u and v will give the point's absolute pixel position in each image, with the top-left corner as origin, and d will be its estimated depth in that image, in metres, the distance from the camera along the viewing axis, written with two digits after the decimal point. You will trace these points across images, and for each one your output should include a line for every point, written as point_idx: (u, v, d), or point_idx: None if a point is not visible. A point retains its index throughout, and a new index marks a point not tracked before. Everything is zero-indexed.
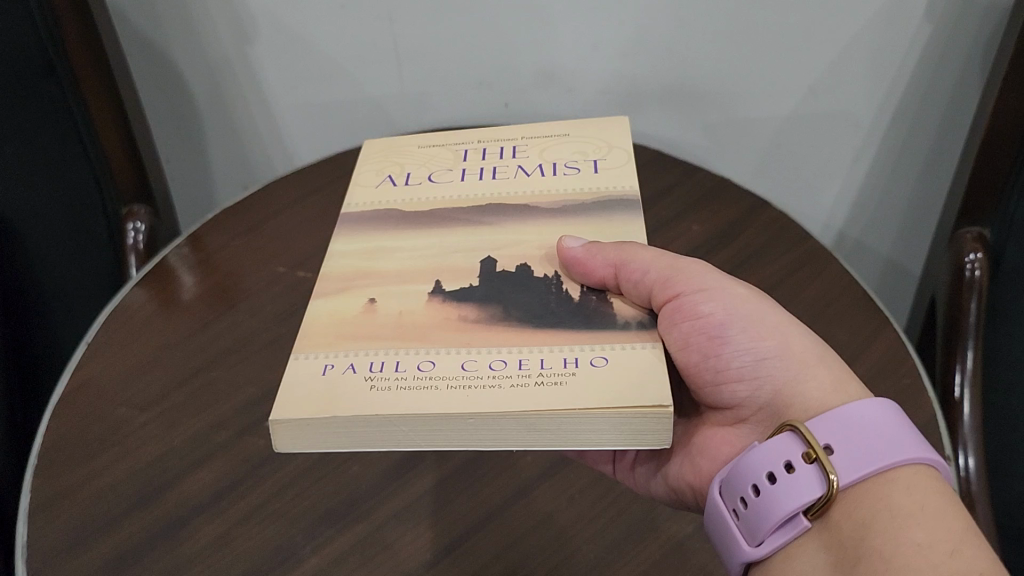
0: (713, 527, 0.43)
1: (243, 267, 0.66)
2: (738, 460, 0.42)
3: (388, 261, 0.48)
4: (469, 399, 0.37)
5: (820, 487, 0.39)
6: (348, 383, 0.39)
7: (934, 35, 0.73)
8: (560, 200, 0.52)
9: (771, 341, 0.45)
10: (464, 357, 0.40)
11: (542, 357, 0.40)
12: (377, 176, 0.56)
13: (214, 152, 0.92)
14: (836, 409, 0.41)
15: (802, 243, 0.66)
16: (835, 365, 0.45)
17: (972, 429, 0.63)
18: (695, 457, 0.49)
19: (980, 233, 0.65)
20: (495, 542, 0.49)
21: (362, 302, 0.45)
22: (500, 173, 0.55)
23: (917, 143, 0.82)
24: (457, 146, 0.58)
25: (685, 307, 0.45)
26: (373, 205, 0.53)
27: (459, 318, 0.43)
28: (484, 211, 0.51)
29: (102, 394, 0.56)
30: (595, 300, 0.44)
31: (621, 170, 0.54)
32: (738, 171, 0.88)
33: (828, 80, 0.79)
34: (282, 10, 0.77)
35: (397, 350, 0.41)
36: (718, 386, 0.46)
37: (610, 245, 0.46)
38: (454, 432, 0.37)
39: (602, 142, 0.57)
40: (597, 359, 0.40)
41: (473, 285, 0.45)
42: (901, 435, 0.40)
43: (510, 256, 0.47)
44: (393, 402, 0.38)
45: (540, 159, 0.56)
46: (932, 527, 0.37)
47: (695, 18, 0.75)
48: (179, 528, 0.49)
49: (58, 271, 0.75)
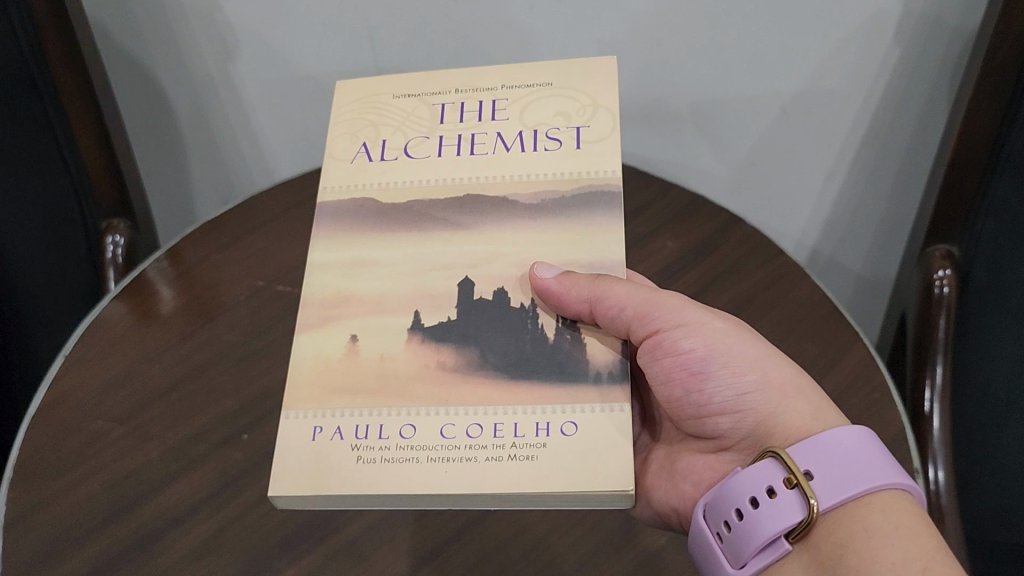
0: (698, 549, 0.45)
1: (222, 281, 0.66)
2: (723, 484, 0.44)
3: (368, 280, 0.48)
4: (450, 477, 0.40)
5: (801, 511, 0.41)
6: (337, 454, 0.42)
7: (903, 57, 0.75)
8: (541, 191, 0.49)
9: (751, 375, 0.47)
10: (443, 421, 0.42)
11: (517, 421, 0.42)
12: (352, 143, 0.52)
13: (194, 167, 0.92)
14: (815, 435, 0.43)
15: (775, 259, 0.67)
16: (813, 396, 0.47)
17: (942, 442, 0.64)
18: (678, 480, 0.50)
19: (949, 250, 0.66)
20: (473, 552, 0.49)
21: (344, 340, 0.46)
22: (478, 144, 0.51)
23: (887, 163, 0.84)
24: (433, 99, 0.54)
25: (665, 343, 0.47)
26: (349, 191, 0.50)
27: (438, 365, 0.44)
28: (461, 207, 0.49)
29: (79, 406, 0.56)
30: (569, 341, 0.45)
31: (605, 144, 0.50)
32: (714, 188, 0.89)
33: (801, 100, 0.80)
34: (262, 27, 0.77)
35: (379, 411, 0.43)
36: (702, 418, 0.49)
37: (585, 276, 0.45)
38: (435, 497, 0.40)
39: (586, 97, 0.52)
40: (567, 425, 0.42)
41: (450, 319, 0.46)
42: (879, 460, 0.42)
43: (488, 277, 0.47)
44: (379, 477, 0.41)
45: (520, 122, 0.52)
46: (906, 546, 0.40)
47: (671, 37, 0.76)
48: (155, 541, 0.49)
49: (36, 286, 0.75)
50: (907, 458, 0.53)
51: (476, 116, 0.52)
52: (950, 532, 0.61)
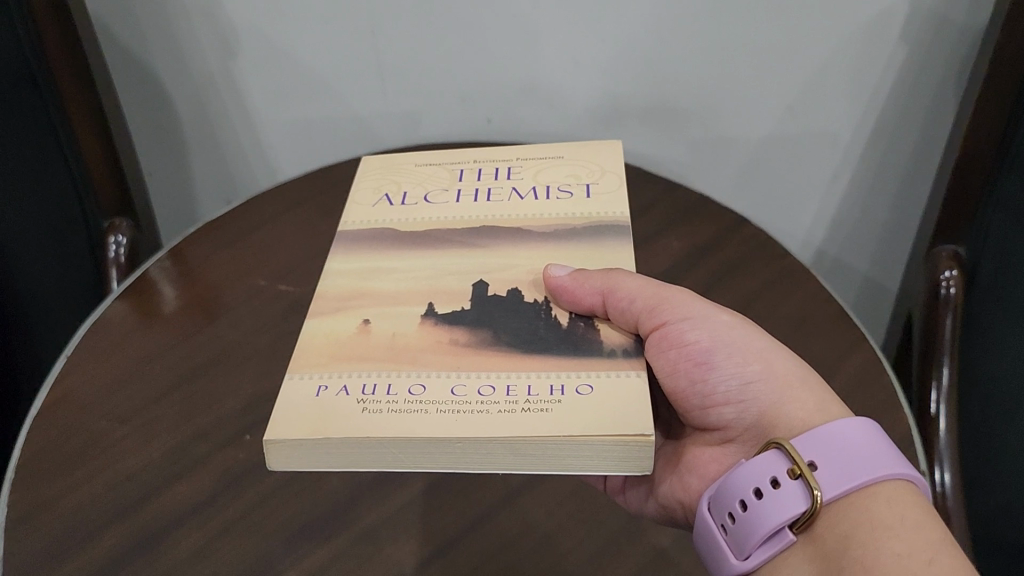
0: (702, 542, 0.45)
1: (225, 280, 0.66)
2: (726, 477, 0.44)
3: (384, 281, 0.49)
4: (458, 421, 0.39)
5: (804, 502, 0.40)
6: (341, 406, 0.40)
7: (909, 55, 0.75)
8: (554, 224, 0.53)
9: (755, 365, 0.47)
10: (454, 382, 0.41)
11: (530, 383, 0.41)
12: (375, 194, 0.58)
13: (198, 167, 0.91)
14: (821, 425, 0.43)
15: (780, 259, 0.67)
16: (817, 387, 0.47)
17: (948, 445, 0.64)
18: (683, 474, 0.51)
19: (956, 251, 0.66)
20: (480, 552, 0.49)
21: (356, 323, 0.46)
22: (494, 196, 0.57)
23: (893, 164, 0.84)
24: (453, 166, 0.61)
25: (671, 336, 0.47)
26: (369, 224, 0.55)
27: (450, 342, 0.44)
28: (477, 233, 0.53)
29: (83, 406, 0.56)
30: (583, 326, 0.46)
31: (613, 196, 0.56)
32: (719, 188, 0.89)
33: (805, 100, 0.80)
34: (266, 25, 0.77)
35: (389, 373, 0.42)
36: (705, 409, 0.48)
37: (597, 272, 0.47)
38: (442, 445, 0.38)
39: (596, 165, 0.59)
40: (583, 387, 0.41)
41: (465, 308, 0.47)
42: (883, 450, 0.42)
43: (501, 281, 0.49)
44: (385, 424, 0.39)
45: (534, 181, 0.58)
46: (911, 538, 0.39)
47: (676, 34, 0.76)
48: (158, 541, 0.48)
49: (40, 287, 0.75)
50: (914, 458, 0.52)
51: (493, 176, 0.59)
52: (958, 534, 0.60)
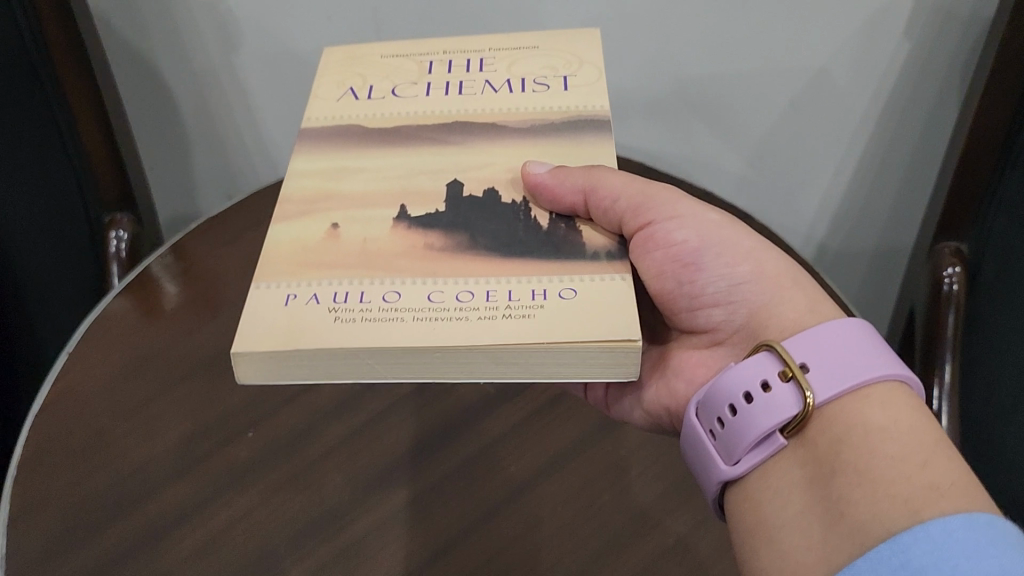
0: (691, 448, 0.45)
1: (227, 276, 0.66)
2: (715, 381, 0.43)
3: (352, 182, 0.49)
4: (438, 328, 0.39)
5: (795, 406, 0.40)
6: (313, 315, 0.40)
7: (914, 52, 0.75)
8: (530, 118, 0.53)
9: (743, 266, 0.48)
10: (431, 290, 0.41)
11: (510, 289, 0.41)
12: (340, 87, 0.57)
13: (199, 161, 0.91)
14: (815, 330, 0.42)
15: (783, 256, 0.67)
16: (807, 288, 0.47)
17: (950, 441, 0.66)
18: (671, 380, 0.50)
19: (957, 247, 0.67)
20: (483, 549, 0.49)
21: (325, 227, 0.46)
22: (466, 88, 0.55)
23: (895, 161, 0.84)
24: (422, 57, 0.59)
25: (656, 235, 0.48)
26: (336, 119, 0.54)
27: (426, 246, 0.44)
28: (450, 130, 0.52)
29: (84, 402, 0.56)
30: (563, 228, 0.46)
31: (593, 86, 0.55)
32: (720, 182, 0.89)
33: (809, 95, 0.80)
34: (267, 18, 0.77)
35: (362, 281, 0.42)
36: (694, 312, 0.49)
37: (578, 169, 0.47)
38: (420, 351, 0.38)
39: (572, 56, 0.58)
40: (565, 292, 0.41)
41: (439, 210, 0.47)
42: (874, 353, 0.42)
43: (476, 179, 0.49)
44: (365, 333, 0.39)
45: (507, 73, 0.56)
46: (905, 441, 0.39)
47: (680, 28, 0.76)
48: (161, 538, 0.48)
49: (40, 285, 0.75)
50: None
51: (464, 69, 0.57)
52: None
